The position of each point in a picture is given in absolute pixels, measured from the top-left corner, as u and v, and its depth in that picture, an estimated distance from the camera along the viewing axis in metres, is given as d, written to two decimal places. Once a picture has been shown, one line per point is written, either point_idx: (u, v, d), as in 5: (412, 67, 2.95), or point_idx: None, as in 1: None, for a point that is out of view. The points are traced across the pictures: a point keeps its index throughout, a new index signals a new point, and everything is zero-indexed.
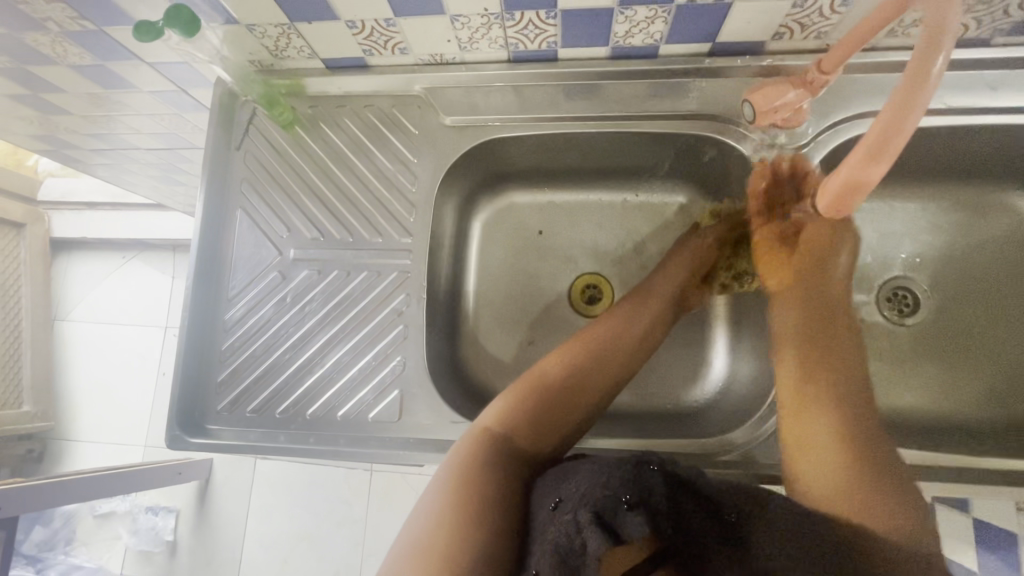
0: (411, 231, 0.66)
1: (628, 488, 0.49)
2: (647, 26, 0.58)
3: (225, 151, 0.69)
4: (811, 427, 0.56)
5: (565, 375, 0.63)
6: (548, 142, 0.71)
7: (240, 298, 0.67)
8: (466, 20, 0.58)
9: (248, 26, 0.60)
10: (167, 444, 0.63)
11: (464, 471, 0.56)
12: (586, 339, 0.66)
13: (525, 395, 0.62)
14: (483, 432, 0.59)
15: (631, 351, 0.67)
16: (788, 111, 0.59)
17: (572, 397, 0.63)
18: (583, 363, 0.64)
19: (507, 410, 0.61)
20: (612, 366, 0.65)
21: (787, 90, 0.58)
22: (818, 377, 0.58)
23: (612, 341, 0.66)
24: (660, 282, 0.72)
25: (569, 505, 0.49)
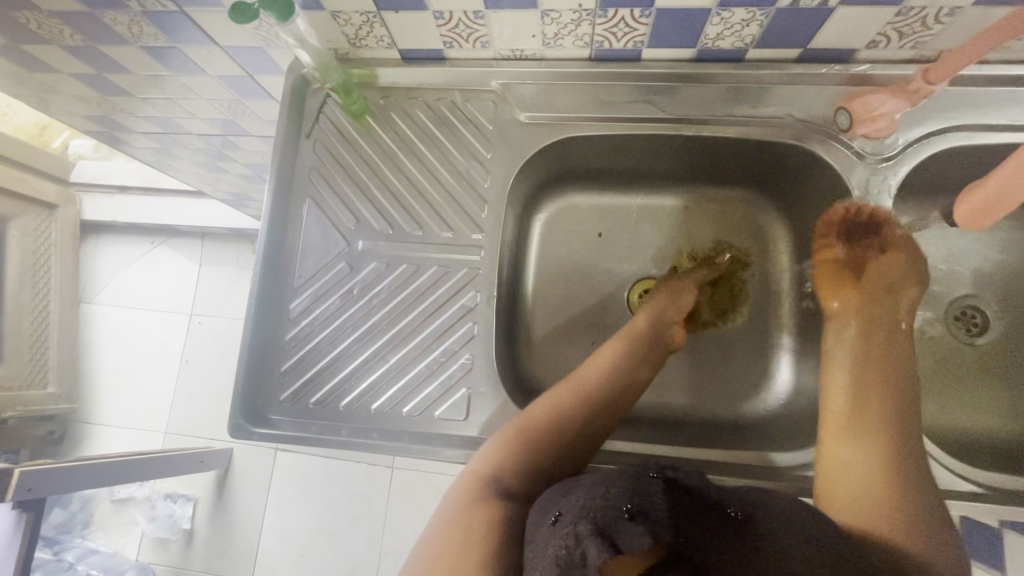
0: (482, 227, 0.66)
1: (628, 498, 0.46)
2: (740, 29, 0.57)
3: (295, 139, 0.68)
4: (853, 441, 0.53)
5: (556, 415, 0.60)
6: (620, 144, 0.70)
7: (306, 288, 0.66)
8: (557, 16, 0.57)
9: (333, 13, 0.59)
10: (230, 433, 0.62)
11: (462, 509, 0.55)
12: (575, 379, 0.64)
13: (517, 436, 0.59)
14: (477, 471, 0.57)
15: (622, 390, 0.64)
16: (886, 120, 0.60)
17: (564, 438, 0.60)
18: (573, 405, 0.61)
19: (501, 448, 0.58)
20: (605, 406, 0.62)
21: (886, 99, 0.58)
22: (868, 401, 0.56)
23: (602, 381, 0.64)
24: (653, 318, 0.69)
25: (568, 518, 0.47)
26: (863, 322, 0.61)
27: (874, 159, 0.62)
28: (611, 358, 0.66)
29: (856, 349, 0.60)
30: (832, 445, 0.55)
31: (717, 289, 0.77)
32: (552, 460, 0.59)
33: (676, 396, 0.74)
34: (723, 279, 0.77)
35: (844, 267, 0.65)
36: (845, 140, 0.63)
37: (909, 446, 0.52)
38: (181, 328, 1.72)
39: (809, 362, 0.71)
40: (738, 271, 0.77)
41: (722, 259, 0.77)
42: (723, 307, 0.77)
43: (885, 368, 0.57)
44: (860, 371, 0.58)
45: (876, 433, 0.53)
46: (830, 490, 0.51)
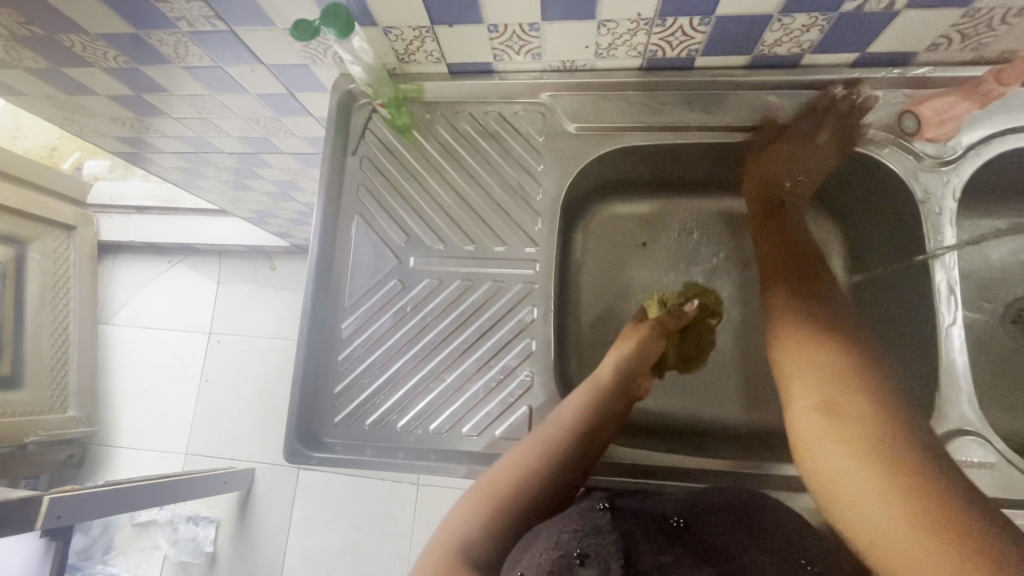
0: (535, 240, 0.65)
1: (574, 543, 0.51)
2: (799, 34, 0.56)
3: (342, 157, 0.68)
4: (806, 422, 0.52)
5: (523, 475, 0.56)
6: (667, 154, 0.69)
7: (357, 308, 0.64)
8: (614, 26, 0.56)
9: (385, 28, 0.58)
10: (286, 458, 0.61)
11: (437, 557, 0.52)
12: (539, 435, 0.58)
13: (485, 497, 0.56)
14: (451, 539, 0.54)
15: (593, 444, 0.59)
16: (954, 120, 0.60)
17: (535, 495, 0.56)
18: (541, 468, 0.56)
19: (476, 509, 0.55)
20: (576, 464, 0.58)
21: (954, 101, 0.59)
22: (819, 395, 0.53)
23: (570, 437, 0.58)
24: (617, 369, 0.65)
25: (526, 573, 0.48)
26: (809, 334, 0.58)
27: (934, 163, 0.62)
28: (577, 406, 0.59)
29: (806, 371, 0.56)
30: (799, 430, 0.53)
31: (683, 336, 0.75)
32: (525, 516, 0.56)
33: (731, 408, 0.73)
34: (691, 325, 0.75)
35: (779, 260, 0.66)
36: (908, 143, 0.62)
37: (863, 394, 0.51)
38: (199, 347, 1.70)
39: None
40: (707, 316, 0.76)
41: (692, 305, 0.74)
42: (686, 350, 0.75)
43: (823, 368, 0.54)
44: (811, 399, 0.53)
45: (853, 451, 0.47)
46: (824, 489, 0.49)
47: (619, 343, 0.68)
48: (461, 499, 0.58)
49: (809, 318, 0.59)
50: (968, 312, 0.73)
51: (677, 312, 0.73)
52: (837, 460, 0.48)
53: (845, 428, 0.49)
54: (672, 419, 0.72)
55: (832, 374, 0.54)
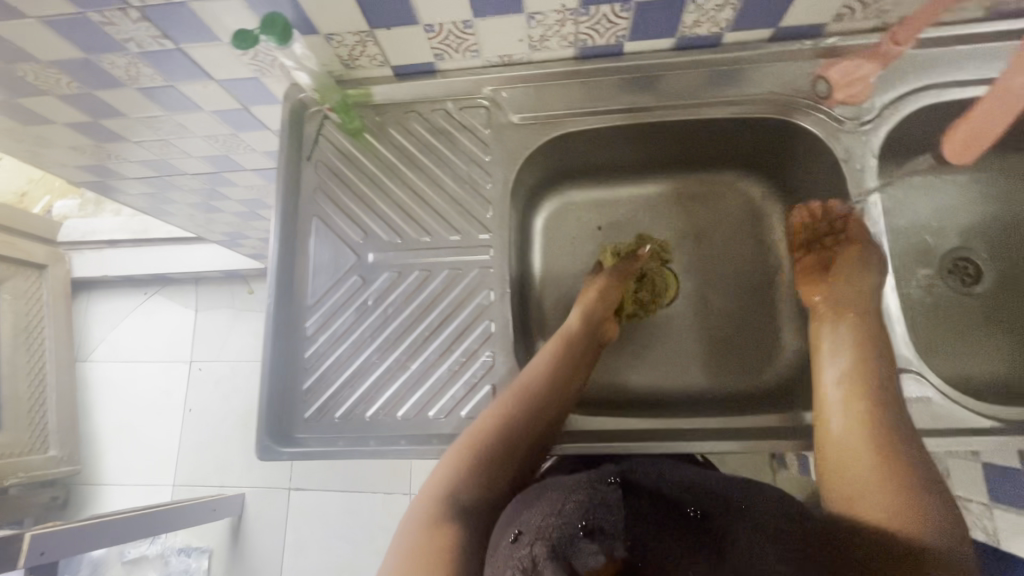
0: (488, 227, 0.67)
1: (579, 515, 0.53)
2: (715, 14, 0.60)
3: (297, 163, 0.70)
4: (852, 456, 0.53)
5: (501, 422, 0.59)
6: (610, 137, 0.73)
7: (320, 306, 0.66)
8: (542, 18, 0.60)
9: (327, 35, 0.61)
10: (259, 455, 0.62)
11: (426, 509, 0.56)
12: (516, 386, 0.61)
13: (468, 450, 0.58)
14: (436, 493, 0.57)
15: (564, 390, 0.63)
16: (862, 83, 0.64)
17: (512, 440, 0.59)
18: (519, 413, 0.59)
19: (458, 457, 0.58)
20: (550, 408, 0.61)
21: (862, 64, 0.63)
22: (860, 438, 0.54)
23: (543, 385, 0.61)
24: (580, 320, 0.69)
25: (527, 536, 0.50)
26: (853, 389, 0.57)
27: (853, 125, 0.66)
28: (547, 356, 0.64)
29: (843, 425, 0.56)
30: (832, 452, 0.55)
31: (639, 283, 0.76)
32: (509, 463, 0.59)
33: (693, 375, 0.76)
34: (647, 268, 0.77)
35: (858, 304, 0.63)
36: (827, 108, 0.66)
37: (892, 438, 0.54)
38: (181, 376, 1.69)
39: None
40: (659, 262, 0.78)
41: (643, 251, 0.76)
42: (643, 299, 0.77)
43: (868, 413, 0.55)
44: (845, 454, 0.54)
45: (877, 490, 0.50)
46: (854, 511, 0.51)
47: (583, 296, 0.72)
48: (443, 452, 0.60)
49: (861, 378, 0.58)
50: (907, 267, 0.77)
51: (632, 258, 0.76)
52: (867, 504, 0.50)
53: (877, 475, 0.51)
54: (636, 390, 0.75)
55: (867, 426, 0.54)
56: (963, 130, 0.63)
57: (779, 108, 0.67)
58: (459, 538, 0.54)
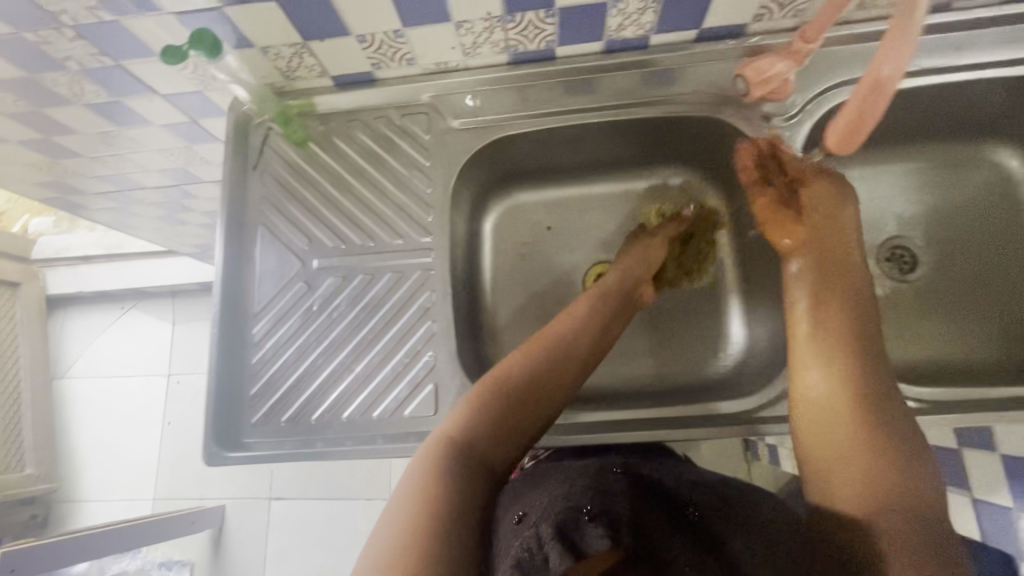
0: (430, 230, 0.68)
1: (586, 500, 0.52)
2: (638, 17, 0.62)
3: (243, 173, 0.71)
4: (834, 408, 0.54)
5: (530, 368, 0.61)
6: (551, 139, 0.74)
7: (267, 312, 0.68)
8: (470, 26, 0.62)
9: (262, 48, 0.63)
10: (205, 462, 0.63)
11: (440, 449, 0.55)
12: (548, 335, 0.64)
13: (495, 391, 0.59)
14: (449, 435, 0.56)
15: (591, 345, 0.66)
16: (779, 80, 0.65)
17: (538, 387, 0.60)
18: (548, 359, 0.62)
19: (480, 400, 0.59)
20: (575, 360, 0.64)
21: (776, 62, 0.64)
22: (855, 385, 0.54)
23: (572, 338, 0.65)
24: (621, 275, 0.72)
25: (532, 520, 0.51)
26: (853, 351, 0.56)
27: (781, 120, 0.68)
28: (584, 314, 0.68)
29: (823, 395, 0.55)
30: (828, 397, 0.55)
31: (685, 246, 0.80)
32: (531, 410, 0.60)
33: (642, 370, 0.77)
34: (693, 236, 0.80)
35: (834, 269, 0.61)
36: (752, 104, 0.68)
37: (884, 396, 0.54)
38: (159, 390, 1.69)
39: (759, 316, 0.74)
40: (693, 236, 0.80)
41: (688, 211, 0.80)
42: (689, 267, 0.80)
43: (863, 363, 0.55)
44: (838, 399, 0.54)
45: (858, 462, 0.50)
46: (843, 469, 0.51)
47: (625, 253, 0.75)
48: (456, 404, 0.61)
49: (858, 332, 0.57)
50: None
51: (673, 222, 0.79)
52: (855, 463, 0.50)
53: (860, 442, 0.51)
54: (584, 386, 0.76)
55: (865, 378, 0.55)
56: (840, 123, 0.60)
57: (708, 107, 0.69)
58: (464, 480, 0.53)
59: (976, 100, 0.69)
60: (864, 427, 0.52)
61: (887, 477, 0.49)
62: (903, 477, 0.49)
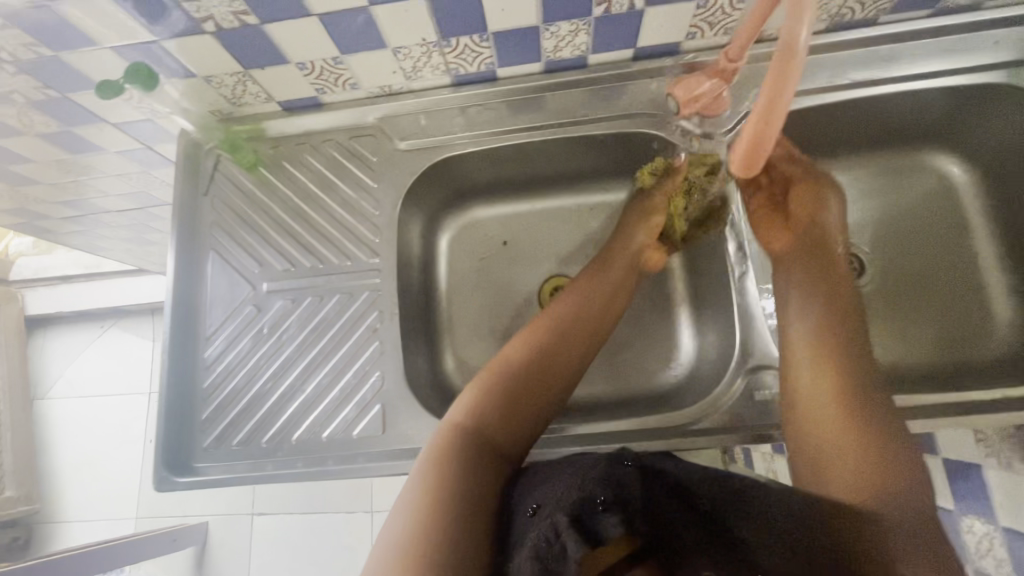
0: (377, 251, 0.70)
1: (602, 490, 0.50)
2: (572, 39, 0.63)
3: (193, 199, 0.72)
4: (824, 392, 0.56)
5: (530, 355, 0.63)
6: (501, 157, 0.76)
7: (218, 335, 0.69)
8: (408, 51, 0.63)
9: (206, 78, 0.64)
10: (155, 487, 0.63)
11: (448, 442, 0.58)
12: (548, 322, 0.66)
13: (497, 380, 0.62)
14: (457, 425, 0.60)
15: (592, 328, 0.67)
16: (709, 98, 0.64)
17: (539, 372, 0.63)
18: (547, 345, 0.64)
19: (484, 391, 0.62)
20: (575, 345, 0.65)
21: (703, 80, 0.64)
22: (840, 371, 0.57)
23: (572, 322, 0.66)
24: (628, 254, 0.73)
25: (547, 510, 0.51)
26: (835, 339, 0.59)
27: (722, 137, 0.69)
28: (583, 299, 0.68)
29: (810, 377, 0.57)
30: (818, 381, 0.57)
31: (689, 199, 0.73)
32: (533, 396, 0.62)
33: (597, 384, 0.77)
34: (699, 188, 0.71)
35: (818, 267, 0.64)
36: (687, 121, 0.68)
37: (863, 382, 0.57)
38: (140, 408, 1.69)
39: (708, 327, 0.75)
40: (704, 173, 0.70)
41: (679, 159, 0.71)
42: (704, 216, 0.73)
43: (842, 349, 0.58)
44: (824, 383, 0.56)
45: (845, 448, 0.53)
46: (834, 455, 0.53)
47: (629, 224, 0.75)
48: (460, 397, 0.63)
49: (840, 322, 0.60)
50: None
51: (668, 178, 0.73)
52: (841, 448, 0.53)
53: (847, 429, 0.54)
54: None
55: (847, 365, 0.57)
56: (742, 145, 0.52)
57: (648, 124, 0.70)
58: (471, 472, 0.57)
59: (912, 109, 0.71)
60: (845, 413, 0.54)
61: (873, 463, 0.52)
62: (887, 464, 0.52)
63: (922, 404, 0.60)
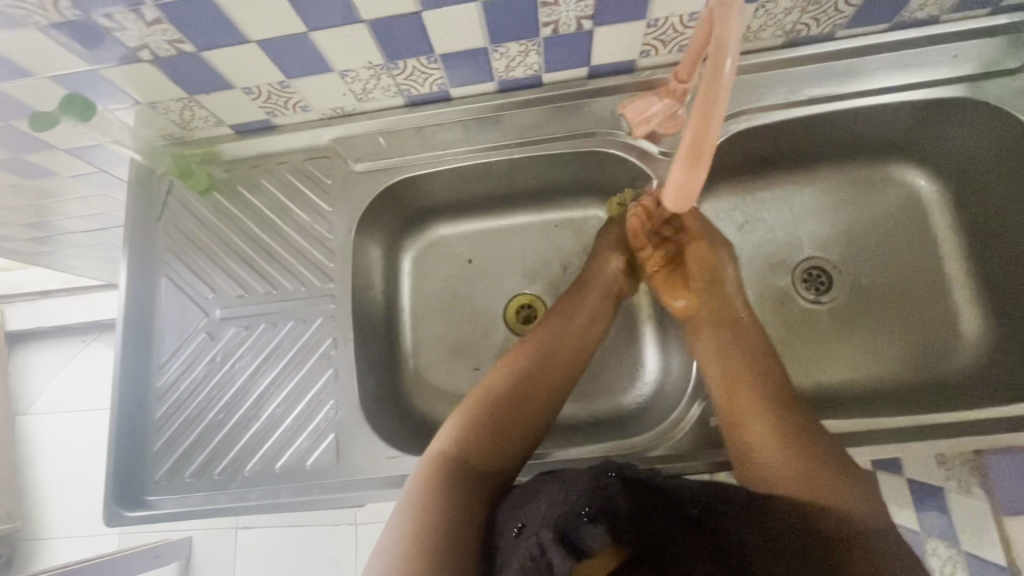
0: (332, 276, 0.69)
1: (587, 500, 0.48)
2: (523, 59, 0.62)
3: (144, 225, 0.71)
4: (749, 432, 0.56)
5: (513, 380, 0.63)
6: (460, 176, 0.74)
7: (171, 364, 0.68)
8: (355, 74, 0.62)
9: (151, 104, 0.63)
10: (105, 521, 0.62)
11: (434, 472, 0.57)
12: (529, 346, 0.66)
13: (480, 407, 0.61)
14: (441, 454, 0.58)
15: (576, 349, 0.67)
16: (661, 118, 0.63)
17: (524, 396, 0.62)
18: (530, 369, 0.64)
19: (467, 418, 0.60)
20: (558, 366, 0.65)
21: (653, 101, 0.63)
22: (755, 404, 0.57)
23: (554, 345, 0.66)
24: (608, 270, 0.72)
25: (532, 527, 0.49)
26: (743, 375, 0.59)
27: None
28: (564, 321, 0.68)
29: (728, 424, 0.58)
30: (736, 426, 0.57)
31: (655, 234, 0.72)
32: (520, 420, 0.61)
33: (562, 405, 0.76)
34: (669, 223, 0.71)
35: (722, 315, 0.65)
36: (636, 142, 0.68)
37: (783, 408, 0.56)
38: None
39: (672, 345, 0.74)
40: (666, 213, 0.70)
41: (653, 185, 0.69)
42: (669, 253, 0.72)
43: (753, 382, 0.59)
44: (742, 421, 0.57)
45: (790, 467, 0.53)
46: (785, 476, 0.53)
47: (599, 245, 0.74)
48: (442, 427, 0.61)
49: (744, 358, 0.61)
50: (765, 280, 0.79)
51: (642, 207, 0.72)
52: (786, 468, 0.53)
53: (784, 451, 0.54)
54: None
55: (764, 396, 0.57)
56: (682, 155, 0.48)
57: (606, 142, 0.69)
58: (460, 501, 0.56)
59: (876, 123, 0.69)
60: (777, 443, 0.54)
61: (825, 477, 0.52)
62: (839, 475, 0.52)
63: (882, 427, 0.59)
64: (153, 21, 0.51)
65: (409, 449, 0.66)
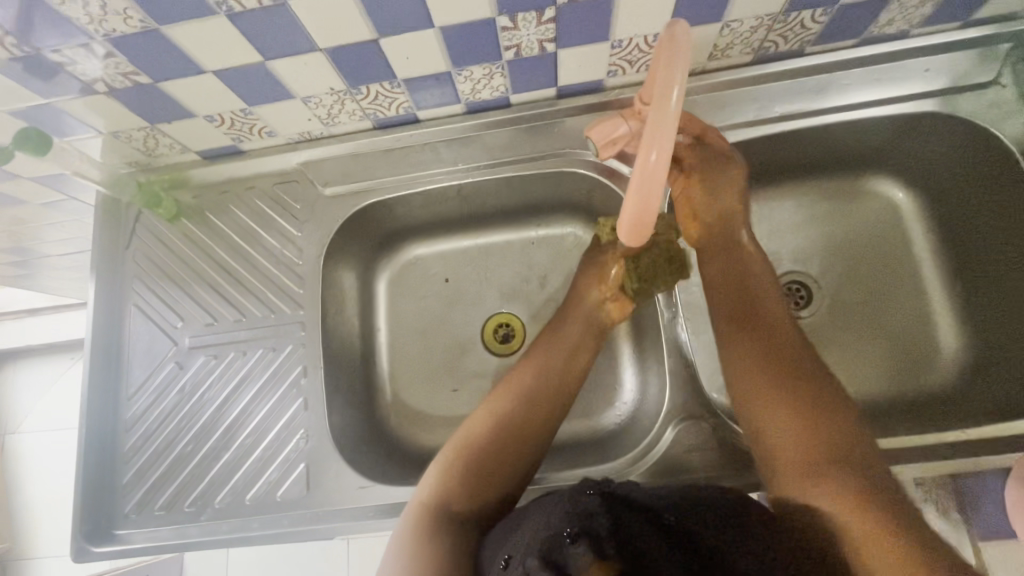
0: (303, 303, 0.68)
1: (569, 522, 0.46)
2: (488, 82, 0.61)
3: (111, 254, 0.70)
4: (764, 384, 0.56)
5: (496, 423, 0.61)
6: (433, 198, 0.74)
7: (139, 396, 0.67)
8: (318, 100, 0.61)
9: (113, 133, 0.62)
10: (74, 557, 0.62)
11: (422, 526, 0.56)
12: (512, 386, 0.64)
13: (464, 454, 0.60)
14: (426, 505, 0.57)
15: (561, 384, 0.66)
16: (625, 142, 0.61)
17: (509, 439, 0.61)
18: (514, 410, 0.62)
19: (451, 466, 0.59)
20: (543, 404, 0.64)
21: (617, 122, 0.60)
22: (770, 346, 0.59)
23: (537, 384, 0.64)
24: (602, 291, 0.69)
25: (517, 559, 0.46)
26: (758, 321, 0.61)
27: None
28: (547, 357, 0.67)
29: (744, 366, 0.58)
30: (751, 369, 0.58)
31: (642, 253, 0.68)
32: (506, 463, 0.60)
33: None
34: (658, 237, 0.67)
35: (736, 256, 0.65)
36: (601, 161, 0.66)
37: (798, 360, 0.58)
38: None
39: (650, 364, 0.73)
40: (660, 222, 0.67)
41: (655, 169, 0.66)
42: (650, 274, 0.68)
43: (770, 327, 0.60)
44: (758, 363, 0.58)
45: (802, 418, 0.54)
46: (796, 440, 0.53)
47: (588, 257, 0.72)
48: (425, 476, 0.60)
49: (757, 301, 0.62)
50: None
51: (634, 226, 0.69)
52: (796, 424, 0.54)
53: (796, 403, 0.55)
54: None
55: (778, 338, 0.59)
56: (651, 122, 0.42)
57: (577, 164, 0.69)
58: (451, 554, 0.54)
59: (851, 136, 0.68)
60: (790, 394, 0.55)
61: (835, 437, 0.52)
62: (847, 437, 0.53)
63: None
64: (104, 56, 0.51)
65: (383, 477, 0.66)
